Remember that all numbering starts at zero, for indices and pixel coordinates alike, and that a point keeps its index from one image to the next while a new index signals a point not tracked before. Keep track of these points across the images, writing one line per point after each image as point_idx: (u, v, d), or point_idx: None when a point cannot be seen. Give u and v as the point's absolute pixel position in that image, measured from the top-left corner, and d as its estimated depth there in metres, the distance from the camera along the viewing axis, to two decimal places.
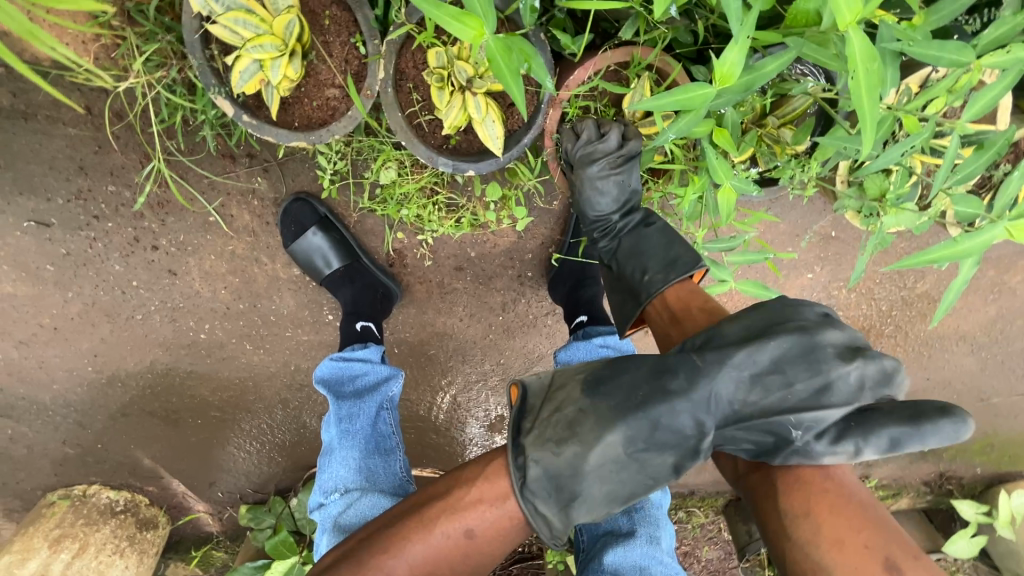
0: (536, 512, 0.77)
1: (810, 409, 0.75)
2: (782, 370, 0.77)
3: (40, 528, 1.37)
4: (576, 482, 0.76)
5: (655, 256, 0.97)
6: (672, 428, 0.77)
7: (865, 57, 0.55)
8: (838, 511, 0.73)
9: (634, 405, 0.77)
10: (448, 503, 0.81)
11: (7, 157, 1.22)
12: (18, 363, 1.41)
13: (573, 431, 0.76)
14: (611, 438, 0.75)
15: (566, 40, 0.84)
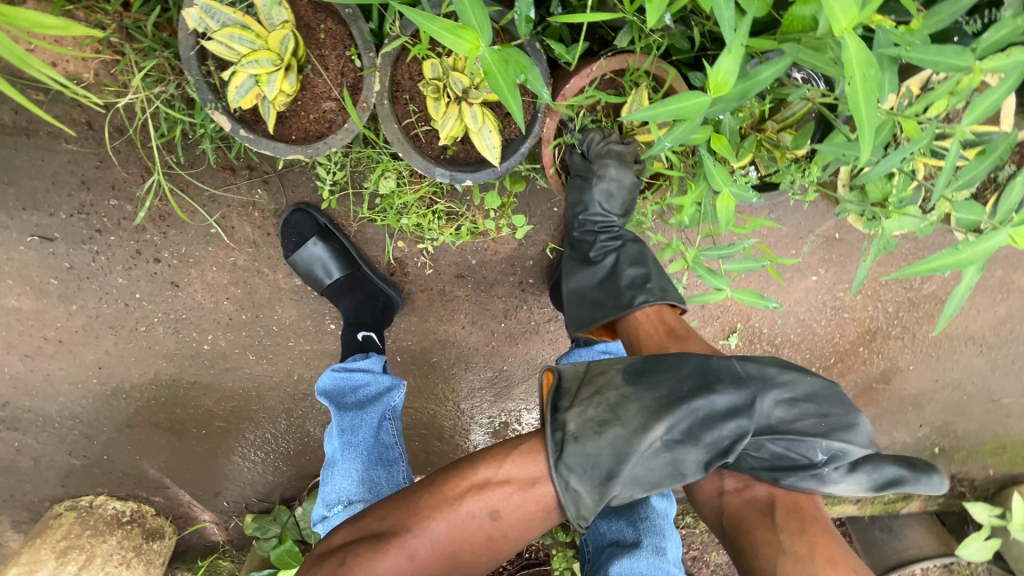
0: (569, 490, 0.75)
1: (838, 439, 0.80)
2: (816, 401, 0.82)
3: (47, 539, 1.38)
4: (614, 465, 0.75)
5: (654, 271, 1.04)
6: (712, 424, 0.78)
7: (861, 64, 0.54)
8: (828, 537, 0.79)
9: (678, 398, 0.79)
10: (477, 482, 0.79)
11: (10, 173, 1.24)
12: (24, 376, 1.42)
13: (616, 414, 0.77)
14: (655, 426, 0.76)
15: (561, 50, 0.85)
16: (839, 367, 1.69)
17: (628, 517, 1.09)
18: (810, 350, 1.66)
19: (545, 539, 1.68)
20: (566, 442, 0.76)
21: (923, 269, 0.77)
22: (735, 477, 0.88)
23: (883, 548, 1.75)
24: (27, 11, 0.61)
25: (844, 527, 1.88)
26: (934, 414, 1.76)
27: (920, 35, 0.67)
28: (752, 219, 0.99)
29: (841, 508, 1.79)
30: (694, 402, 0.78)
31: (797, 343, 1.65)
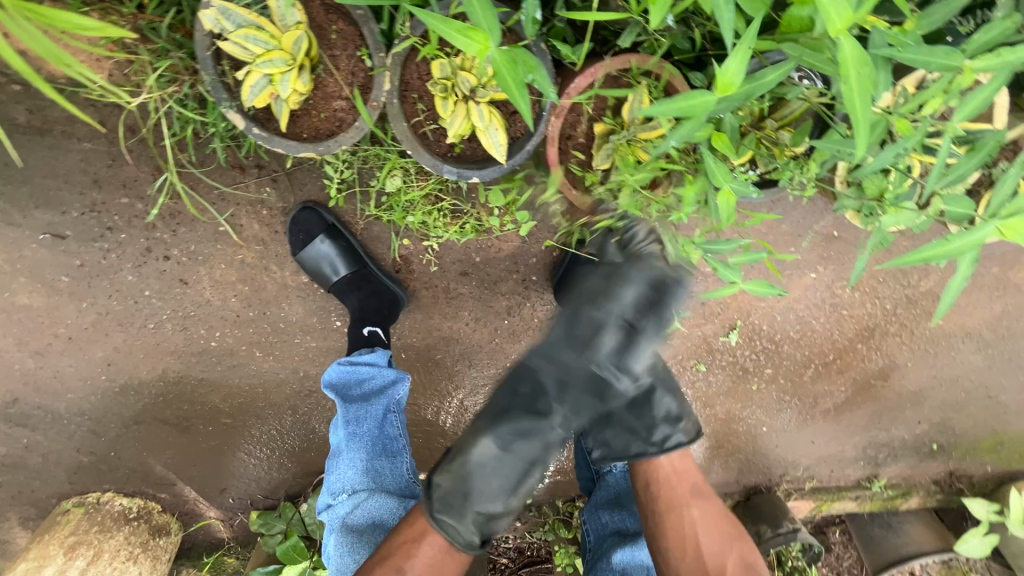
0: (444, 532, 1.05)
1: (600, 352, 0.99)
2: (576, 335, 1.01)
3: (55, 536, 1.39)
4: (463, 492, 1.07)
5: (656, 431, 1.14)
6: (527, 422, 1.08)
7: (856, 63, 0.56)
8: None
9: (505, 419, 1.09)
10: (391, 550, 1.05)
11: (24, 172, 1.26)
12: (34, 373, 1.44)
13: (461, 451, 1.11)
14: (482, 445, 1.09)
15: (566, 51, 0.87)
16: (838, 364, 1.71)
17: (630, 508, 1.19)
18: (809, 347, 1.68)
19: (548, 535, 1.69)
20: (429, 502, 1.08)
21: (915, 259, 0.78)
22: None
23: (882, 545, 1.77)
24: (61, 11, 0.72)
25: (844, 525, 1.89)
26: (933, 411, 1.78)
27: (914, 35, 0.69)
28: (753, 214, 1.01)
29: (840, 505, 1.82)
30: (501, 421, 1.09)
31: (796, 340, 1.67)
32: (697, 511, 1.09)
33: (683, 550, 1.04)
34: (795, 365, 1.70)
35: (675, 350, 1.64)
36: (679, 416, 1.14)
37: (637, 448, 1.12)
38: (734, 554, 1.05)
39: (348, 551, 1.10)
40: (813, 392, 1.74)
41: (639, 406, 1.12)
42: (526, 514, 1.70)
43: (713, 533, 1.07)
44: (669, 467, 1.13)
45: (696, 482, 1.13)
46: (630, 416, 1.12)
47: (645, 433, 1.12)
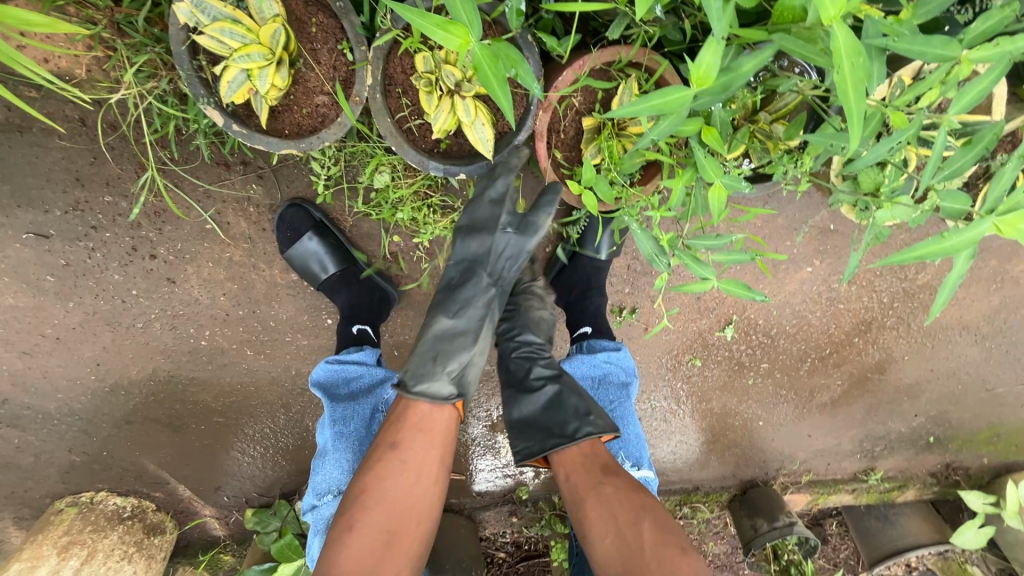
0: (422, 394, 0.99)
1: (533, 228, 1.05)
2: (519, 226, 1.05)
3: (49, 536, 1.38)
4: (433, 355, 1.03)
5: (570, 413, 1.14)
6: (497, 297, 1.11)
7: (850, 51, 0.55)
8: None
9: (469, 301, 1.07)
10: (377, 443, 0.98)
11: (4, 170, 1.24)
12: (22, 373, 1.42)
13: (441, 336, 1.05)
14: (453, 320, 1.06)
15: (552, 43, 0.84)
16: (835, 358, 1.70)
17: None
18: (805, 341, 1.67)
19: (544, 530, 1.69)
20: (403, 375, 1.01)
21: (908, 257, 0.76)
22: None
23: (878, 537, 1.76)
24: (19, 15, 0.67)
25: (840, 517, 1.90)
26: (930, 404, 1.77)
27: (909, 24, 0.67)
28: (745, 209, 0.98)
29: (836, 497, 1.82)
30: (454, 295, 1.08)
31: (792, 334, 1.66)
32: (610, 487, 1.03)
33: (601, 535, 0.99)
34: (791, 360, 1.69)
35: (670, 345, 1.63)
36: (587, 412, 1.14)
37: (553, 441, 1.11)
38: (649, 519, 0.98)
39: None
40: (809, 386, 1.73)
41: (548, 407, 1.17)
42: (522, 509, 1.70)
43: (625, 507, 1.00)
44: (579, 454, 1.09)
45: (608, 462, 1.08)
46: (539, 412, 1.18)
47: (557, 430, 1.13)
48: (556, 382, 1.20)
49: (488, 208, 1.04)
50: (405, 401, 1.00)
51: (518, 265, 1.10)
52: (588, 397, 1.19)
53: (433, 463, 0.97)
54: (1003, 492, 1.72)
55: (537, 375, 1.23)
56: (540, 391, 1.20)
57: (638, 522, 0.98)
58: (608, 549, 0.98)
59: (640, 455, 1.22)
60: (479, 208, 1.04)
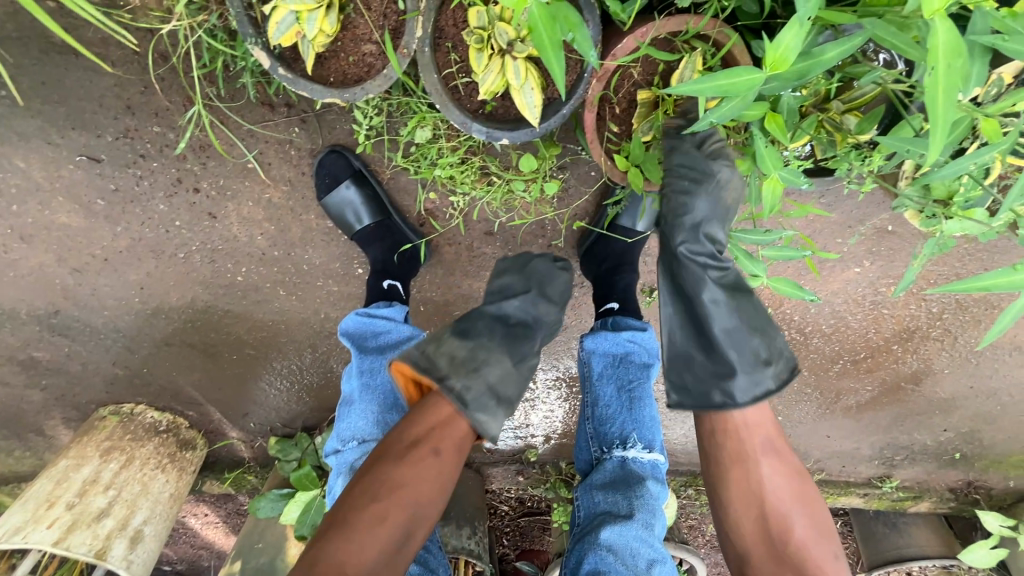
0: (478, 422, 0.90)
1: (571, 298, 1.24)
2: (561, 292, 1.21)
3: (93, 438, 1.48)
4: (496, 395, 0.94)
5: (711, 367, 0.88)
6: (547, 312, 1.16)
7: (948, 53, 0.49)
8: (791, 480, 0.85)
9: (536, 291, 1.16)
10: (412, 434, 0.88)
11: (63, 92, 1.27)
12: (73, 289, 1.50)
13: (516, 303, 1.13)
14: (526, 301, 1.14)
15: (616, 8, 0.77)
16: (868, 363, 1.63)
17: (624, 491, 1.09)
18: (840, 342, 1.61)
19: (547, 493, 1.74)
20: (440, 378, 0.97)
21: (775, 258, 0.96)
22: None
23: (882, 542, 1.75)
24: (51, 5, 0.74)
25: (847, 517, 1.89)
26: (962, 420, 1.69)
27: None
28: (799, 205, 0.94)
29: (847, 500, 1.80)
30: (515, 343, 1.04)
31: (827, 334, 1.60)
32: (766, 469, 0.85)
33: (742, 509, 0.85)
34: (822, 360, 1.63)
35: None
36: (766, 361, 0.86)
37: (719, 396, 0.85)
38: (801, 516, 0.84)
39: None
40: (836, 388, 1.67)
41: (716, 374, 0.87)
42: (528, 470, 1.75)
43: (777, 496, 0.84)
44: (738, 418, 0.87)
45: (772, 435, 0.87)
46: (744, 372, 0.85)
47: (724, 379, 0.86)
48: (728, 322, 0.87)
49: (563, 282, 1.21)
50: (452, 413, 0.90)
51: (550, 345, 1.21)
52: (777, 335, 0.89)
53: (407, 504, 0.83)
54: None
55: (715, 303, 0.88)
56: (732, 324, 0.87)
57: (792, 516, 0.83)
58: (751, 527, 0.84)
59: (653, 438, 1.19)
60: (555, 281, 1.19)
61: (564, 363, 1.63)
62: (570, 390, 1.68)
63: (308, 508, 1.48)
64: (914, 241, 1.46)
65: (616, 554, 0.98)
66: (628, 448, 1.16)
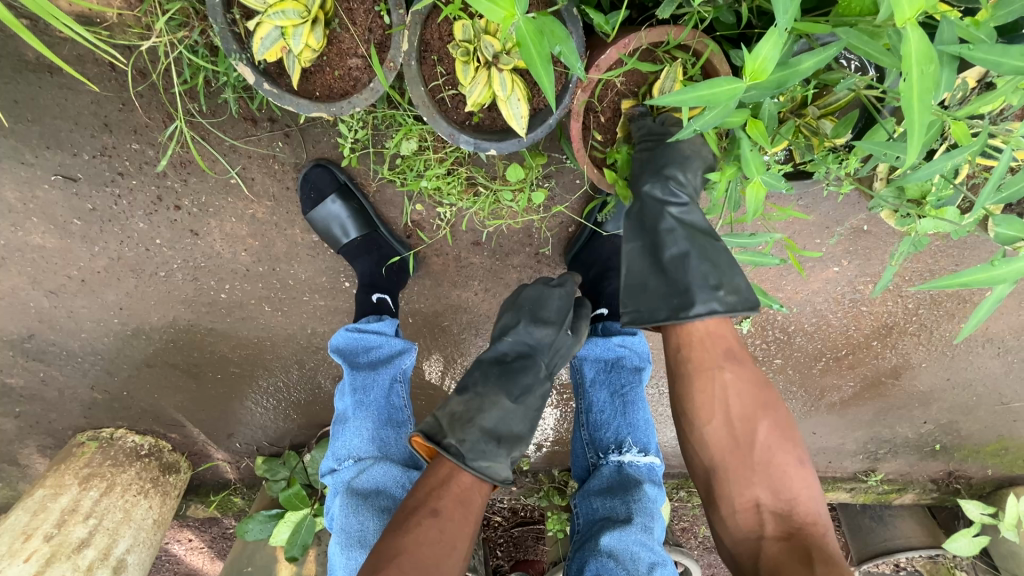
0: (478, 470, 0.95)
1: (575, 321, 1.20)
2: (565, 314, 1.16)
3: (71, 466, 1.43)
4: (496, 437, 1.01)
5: (664, 289, 0.87)
6: (545, 341, 1.13)
7: (921, 60, 0.51)
8: (756, 392, 0.85)
9: (532, 319, 1.14)
10: (415, 503, 0.91)
11: (36, 110, 1.24)
12: (48, 312, 1.46)
13: (511, 340, 1.13)
14: (522, 335, 1.12)
15: (600, 20, 0.80)
16: (850, 360, 1.67)
17: (623, 495, 1.09)
18: (822, 340, 1.65)
19: (540, 501, 1.73)
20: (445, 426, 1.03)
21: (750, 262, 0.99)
22: (776, 518, 0.80)
23: (869, 535, 1.79)
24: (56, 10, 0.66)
25: (835, 512, 1.92)
26: (940, 412, 1.74)
27: (987, 29, 0.62)
28: (781, 208, 0.97)
29: (834, 495, 1.83)
30: (514, 378, 1.08)
31: (809, 332, 1.63)
32: (730, 375, 0.85)
33: (707, 417, 0.85)
34: (806, 358, 1.67)
35: None
36: (717, 285, 0.85)
37: (667, 314, 0.86)
38: (767, 419, 0.84)
39: (353, 511, 1.07)
40: (820, 385, 1.71)
41: (667, 297, 0.87)
42: (521, 479, 1.75)
43: (741, 402, 0.84)
44: (703, 328, 0.87)
45: (734, 344, 0.87)
46: (695, 295, 0.85)
47: (674, 296, 0.86)
48: (682, 246, 0.88)
49: (555, 297, 1.16)
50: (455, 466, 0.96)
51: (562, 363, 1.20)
52: (737, 272, 0.87)
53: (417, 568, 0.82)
54: (1004, 504, 1.70)
55: (670, 232, 0.90)
56: (689, 254, 0.87)
57: (756, 420, 0.83)
58: (717, 435, 0.85)
59: (648, 441, 1.19)
60: (552, 303, 1.15)
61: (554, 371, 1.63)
62: (561, 397, 1.68)
63: (298, 528, 1.44)
64: (889, 240, 1.50)
65: (617, 560, 0.98)
66: (624, 452, 1.17)
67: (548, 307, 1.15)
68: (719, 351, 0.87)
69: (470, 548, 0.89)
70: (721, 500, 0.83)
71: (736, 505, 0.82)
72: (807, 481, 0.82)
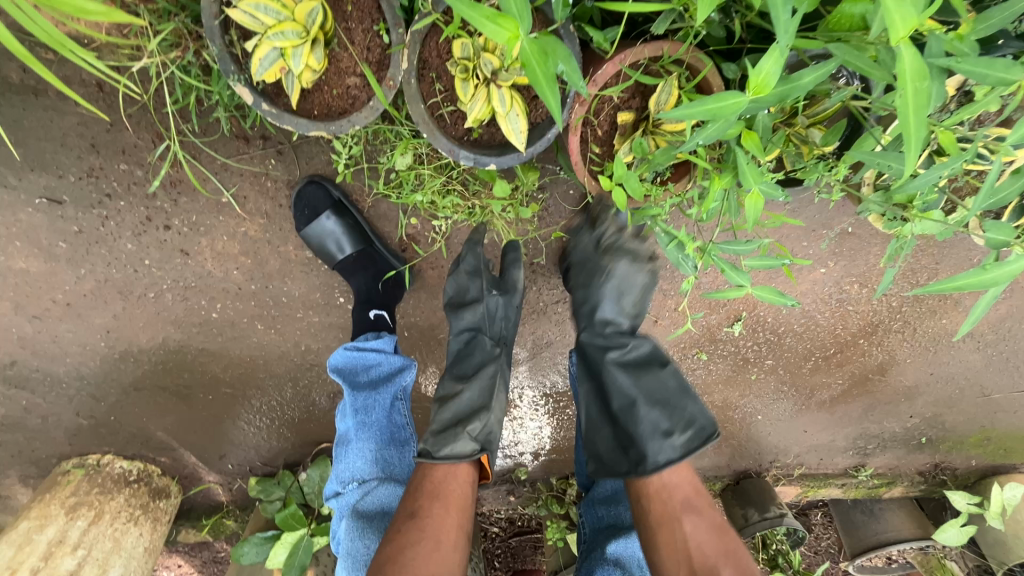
0: (445, 457, 1.01)
1: (506, 276, 1.24)
2: (482, 276, 1.23)
3: (56, 495, 1.38)
4: (456, 420, 1.06)
5: (621, 449, 1.03)
6: (471, 316, 1.21)
7: (915, 75, 0.53)
8: (720, 541, 0.92)
9: (456, 305, 1.23)
10: (397, 515, 0.96)
11: (19, 133, 1.22)
12: (31, 337, 1.42)
13: (453, 332, 1.22)
14: (455, 325, 1.22)
15: (598, 37, 0.82)
16: (838, 358, 1.71)
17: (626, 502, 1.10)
18: (811, 340, 1.68)
19: (540, 511, 1.71)
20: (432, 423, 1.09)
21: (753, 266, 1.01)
22: None
23: (863, 530, 1.82)
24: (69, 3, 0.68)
25: (827, 508, 1.95)
26: (926, 406, 1.78)
27: (971, 42, 0.65)
28: (774, 215, 0.99)
29: (827, 491, 1.86)
30: (464, 364, 1.17)
31: (799, 332, 1.67)
32: (689, 526, 0.94)
33: (673, 560, 0.91)
34: (796, 358, 1.70)
35: (678, 338, 1.64)
36: (669, 429, 0.99)
37: (630, 469, 1.00)
38: (729, 566, 0.90)
39: (357, 535, 1.06)
40: (810, 384, 1.74)
41: (626, 445, 1.02)
42: (519, 489, 1.75)
43: (704, 550, 0.91)
44: (658, 481, 0.98)
45: (690, 495, 0.97)
46: (647, 445, 0.99)
47: (632, 451, 1.01)
48: (632, 397, 1.02)
49: (466, 279, 1.23)
50: (427, 465, 1.01)
51: (511, 322, 1.25)
52: (682, 407, 1.01)
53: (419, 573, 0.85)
54: (989, 494, 1.75)
55: (619, 380, 1.05)
56: (638, 404, 1.02)
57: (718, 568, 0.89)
58: None
59: None
60: (467, 274, 1.24)
61: (549, 379, 1.63)
62: (557, 405, 1.68)
63: (296, 549, 1.43)
64: (874, 240, 1.54)
65: (624, 568, 0.99)
66: None
67: (470, 281, 1.23)
68: (677, 501, 0.97)
69: (458, 540, 0.93)
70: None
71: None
72: None
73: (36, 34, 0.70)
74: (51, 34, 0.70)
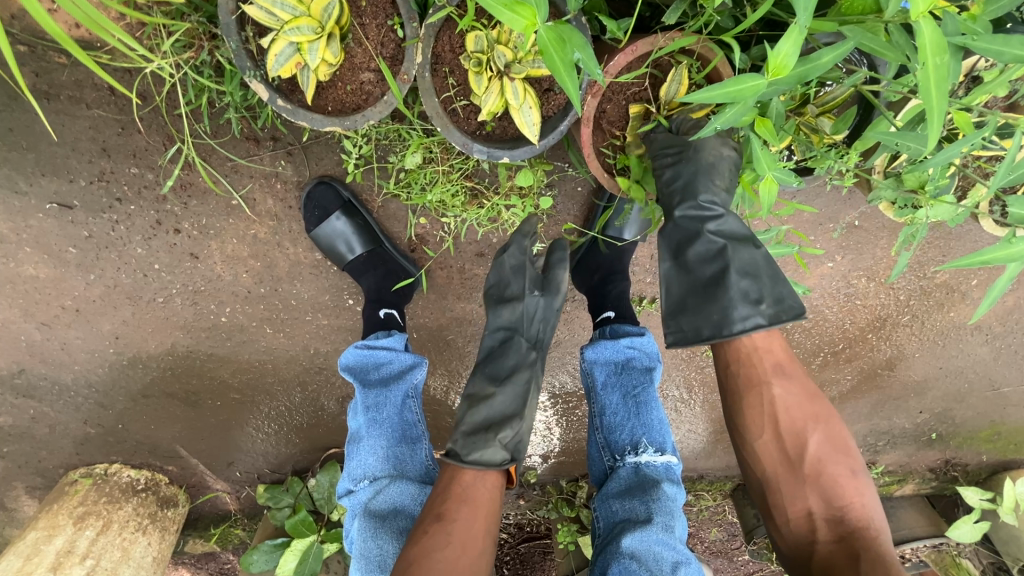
0: (474, 462, 0.98)
1: (549, 274, 1.22)
2: (524, 273, 1.21)
3: (64, 505, 1.37)
4: (486, 425, 1.03)
5: (703, 319, 0.85)
6: (512, 312, 1.18)
7: (935, 50, 0.54)
8: (813, 407, 0.87)
9: (499, 300, 1.21)
10: (423, 516, 0.95)
11: (32, 138, 1.22)
12: (41, 345, 1.41)
13: (491, 327, 1.20)
14: (497, 319, 1.19)
15: (613, 26, 0.83)
16: (847, 353, 1.71)
17: (641, 495, 1.08)
18: (820, 336, 1.68)
19: (550, 513, 1.70)
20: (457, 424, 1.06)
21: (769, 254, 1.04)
22: (829, 525, 0.83)
23: None
24: None
25: None
26: (935, 401, 1.78)
27: (984, 23, 0.66)
28: (787, 203, 0.99)
29: None
30: (497, 363, 1.13)
31: (807, 328, 1.67)
32: (778, 390, 0.86)
33: (758, 432, 0.87)
34: (805, 354, 1.70)
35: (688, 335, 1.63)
36: (759, 298, 0.83)
37: (710, 331, 0.84)
38: (817, 431, 0.86)
39: (371, 535, 1.05)
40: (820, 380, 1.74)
41: (711, 314, 0.84)
42: (529, 492, 1.74)
43: (792, 416, 0.86)
44: (749, 343, 0.88)
45: (782, 358, 0.88)
46: (734, 314, 0.83)
47: (716, 314, 0.84)
48: (720, 262, 0.85)
49: (509, 274, 1.21)
50: (454, 469, 1.00)
51: (549, 325, 1.22)
52: (773, 275, 0.85)
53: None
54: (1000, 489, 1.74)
55: (707, 245, 0.87)
56: (728, 262, 0.85)
57: (807, 433, 0.86)
58: (767, 450, 0.87)
59: (663, 440, 1.19)
60: (510, 266, 1.21)
61: (558, 380, 1.63)
62: (566, 405, 1.67)
63: (306, 557, 1.40)
64: (880, 234, 1.55)
65: (639, 561, 0.98)
66: (640, 453, 1.17)
67: (510, 274, 1.21)
68: (776, 353, 0.88)
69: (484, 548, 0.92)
70: (776, 508, 0.87)
71: (790, 514, 0.86)
72: (859, 488, 0.85)
73: (76, 15, 0.73)
74: (89, 15, 0.74)
